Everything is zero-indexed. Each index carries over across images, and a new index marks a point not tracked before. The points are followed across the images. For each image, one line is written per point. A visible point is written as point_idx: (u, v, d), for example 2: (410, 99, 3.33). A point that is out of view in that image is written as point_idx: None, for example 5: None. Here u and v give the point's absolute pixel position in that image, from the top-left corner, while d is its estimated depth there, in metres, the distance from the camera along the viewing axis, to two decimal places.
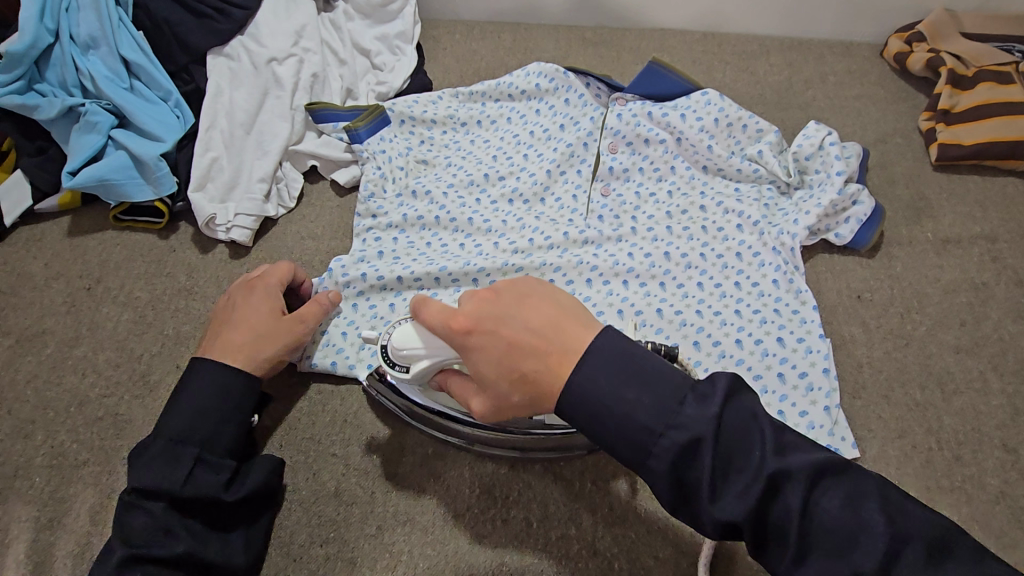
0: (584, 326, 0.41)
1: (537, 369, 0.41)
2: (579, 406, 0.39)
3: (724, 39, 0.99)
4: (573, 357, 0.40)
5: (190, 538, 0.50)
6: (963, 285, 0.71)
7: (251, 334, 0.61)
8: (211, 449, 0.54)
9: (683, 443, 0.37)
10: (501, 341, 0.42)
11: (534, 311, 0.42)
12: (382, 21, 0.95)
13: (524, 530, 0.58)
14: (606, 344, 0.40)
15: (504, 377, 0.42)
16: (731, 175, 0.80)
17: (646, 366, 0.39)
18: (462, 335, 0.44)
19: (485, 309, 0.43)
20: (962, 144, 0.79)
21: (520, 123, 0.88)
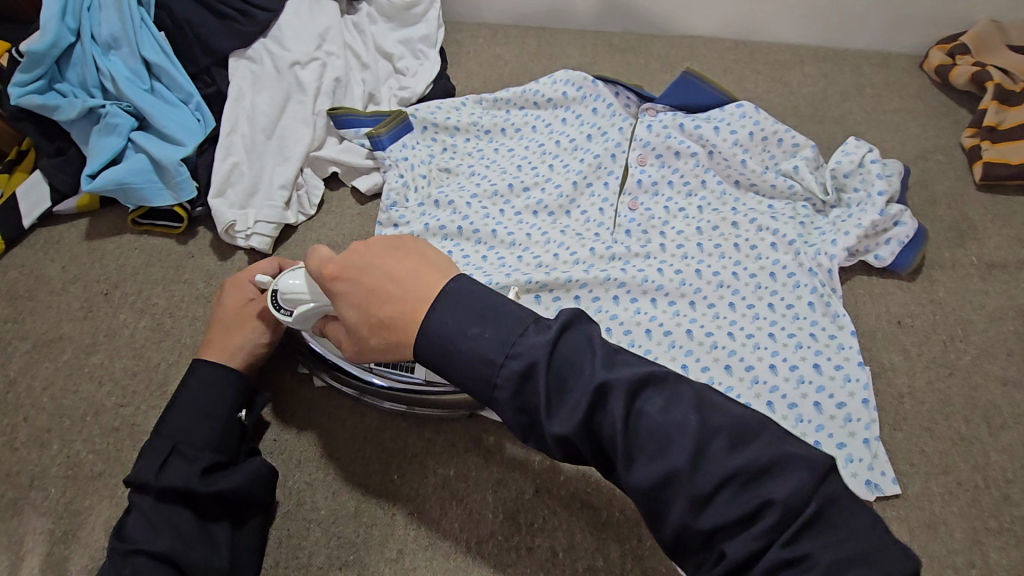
0: (439, 271, 0.43)
1: (394, 314, 0.42)
2: (434, 347, 0.41)
3: (756, 48, 0.97)
4: (424, 302, 0.41)
5: (172, 535, 0.49)
6: (1009, 312, 0.68)
7: (224, 330, 0.61)
8: (189, 442, 0.53)
9: (521, 370, 0.38)
10: (366, 288, 0.45)
11: (397, 260, 0.44)
12: (406, 24, 0.93)
13: (549, 559, 0.56)
14: (460, 288, 0.41)
15: (364, 322, 0.44)
16: (765, 190, 0.77)
17: (507, 311, 0.40)
18: (332, 282, 0.46)
19: (350, 257, 0.46)
20: (1010, 163, 0.76)
21: (545, 131, 0.85)
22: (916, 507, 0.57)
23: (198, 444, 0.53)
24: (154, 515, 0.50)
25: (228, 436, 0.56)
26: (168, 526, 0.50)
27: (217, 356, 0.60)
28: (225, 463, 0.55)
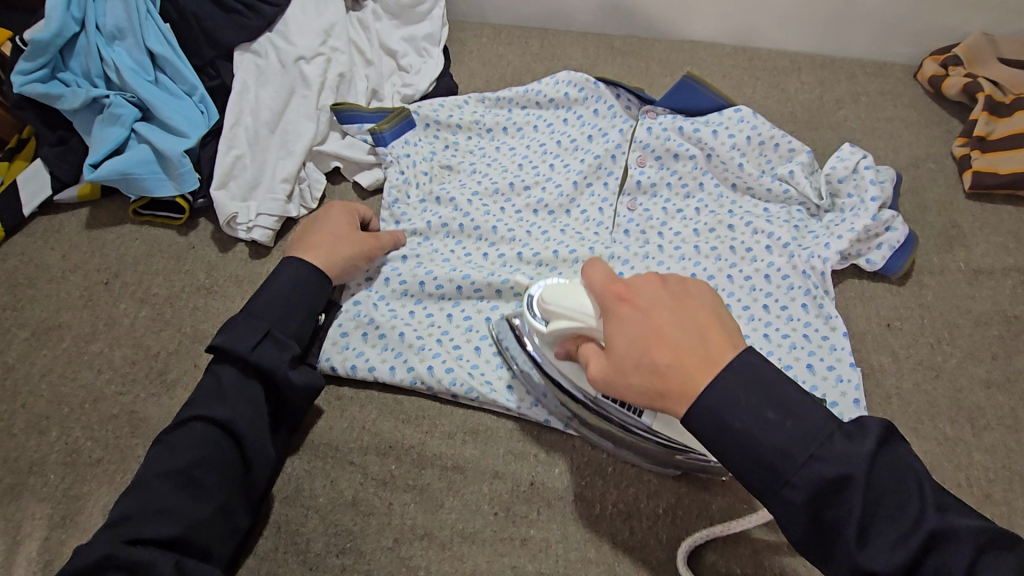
0: (731, 336, 0.42)
1: (677, 367, 0.41)
2: (708, 415, 0.41)
3: (755, 54, 0.98)
4: (707, 367, 0.41)
5: (245, 408, 0.55)
6: (994, 317, 0.70)
7: (330, 240, 0.67)
8: (275, 329, 0.59)
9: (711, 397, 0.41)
10: (650, 325, 0.43)
11: (690, 312, 0.43)
12: (410, 22, 0.93)
13: (544, 550, 0.57)
14: (749, 359, 0.41)
15: (636, 359, 0.43)
16: (761, 194, 0.79)
17: (771, 387, 0.41)
18: (617, 306, 0.45)
19: (648, 290, 0.45)
20: (998, 173, 0.78)
21: (547, 131, 0.86)
22: None
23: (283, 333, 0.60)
24: (233, 389, 0.56)
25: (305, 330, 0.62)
26: (244, 404, 0.55)
27: (323, 259, 0.65)
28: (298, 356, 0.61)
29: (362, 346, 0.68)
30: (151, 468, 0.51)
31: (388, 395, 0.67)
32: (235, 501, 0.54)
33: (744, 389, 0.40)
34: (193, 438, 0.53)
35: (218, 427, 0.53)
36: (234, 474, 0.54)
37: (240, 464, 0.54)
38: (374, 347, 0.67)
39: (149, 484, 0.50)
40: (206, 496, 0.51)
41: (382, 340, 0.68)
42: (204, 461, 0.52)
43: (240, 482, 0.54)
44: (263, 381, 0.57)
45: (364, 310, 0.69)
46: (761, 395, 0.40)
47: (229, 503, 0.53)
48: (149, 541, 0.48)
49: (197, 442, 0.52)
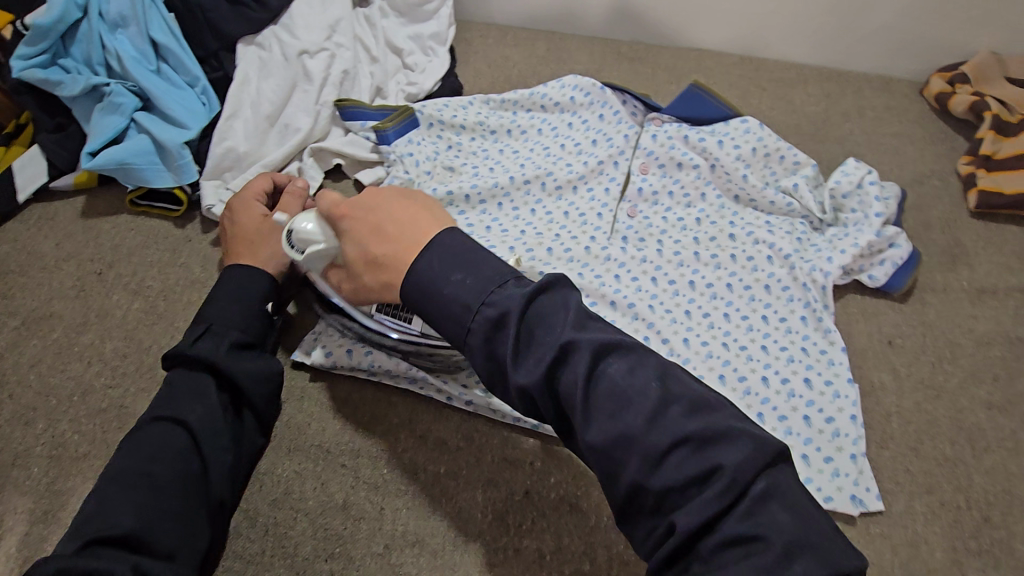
0: (435, 220, 0.47)
1: (386, 254, 0.46)
2: (417, 290, 0.43)
3: (762, 65, 0.98)
4: (415, 243, 0.45)
5: (191, 403, 0.54)
6: (997, 338, 0.69)
7: (249, 242, 0.67)
8: (220, 324, 0.59)
9: (494, 318, 0.40)
10: (368, 225, 0.49)
11: (405, 210, 0.49)
12: (417, 21, 0.93)
13: (536, 561, 0.56)
14: (449, 237, 0.44)
15: (361, 257, 0.49)
16: (764, 206, 0.78)
17: (493, 262, 0.43)
18: (341, 220, 0.52)
19: (363, 199, 0.51)
20: (1004, 194, 0.78)
21: (550, 135, 0.86)
22: (898, 524, 0.58)
23: (234, 329, 0.60)
24: (184, 387, 0.55)
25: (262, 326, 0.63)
26: (197, 396, 0.55)
27: (254, 262, 0.66)
28: (250, 347, 0.61)
29: None
30: (103, 477, 0.49)
31: (382, 397, 0.66)
32: (201, 500, 0.51)
33: (475, 264, 0.43)
34: (148, 440, 0.51)
35: (172, 423, 0.53)
36: (195, 471, 0.51)
37: (199, 457, 0.52)
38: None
39: (104, 489, 0.48)
40: (166, 493, 0.48)
41: None
42: (160, 460, 0.50)
43: (202, 479, 0.51)
44: (215, 375, 0.56)
45: None
46: (454, 263, 0.43)
47: (192, 503, 0.50)
48: (112, 540, 0.44)
49: (155, 442, 0.51)
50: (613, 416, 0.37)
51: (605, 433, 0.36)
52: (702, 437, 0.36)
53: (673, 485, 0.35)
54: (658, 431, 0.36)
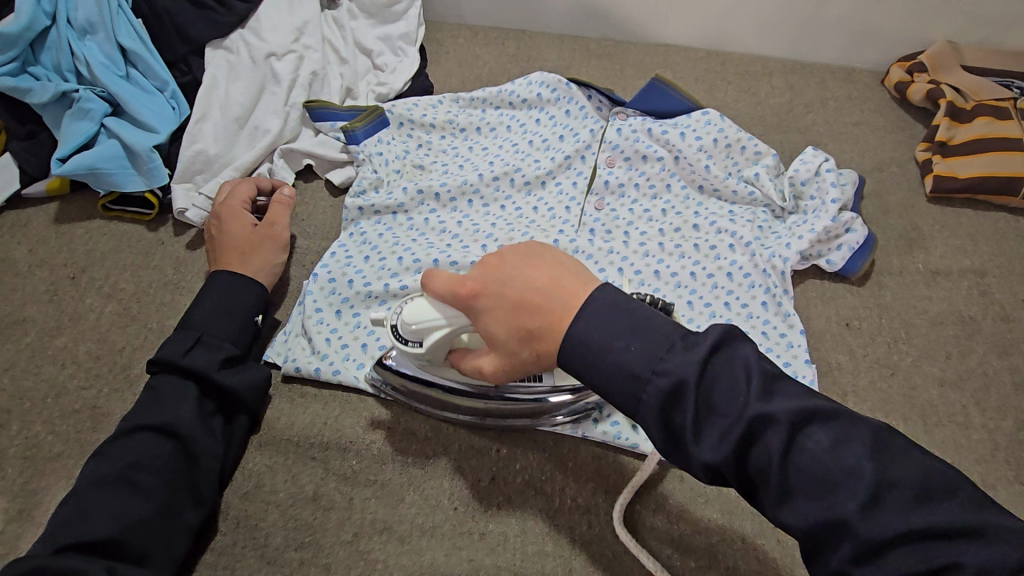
0: (583, 282, 0.45)
1: (540, 326, 0.45)
2: (575, 351, 0.43)
3: (727, 58, 1.00)
4: (568, 308, 0.44)
5: (175, 411, 0.56)
6: (950, 317, 0.71)
7: (241, 252, 0.68)
8: (210, 334, 0.61)
9: (667, 388, 0.40)
10: (507, 300, 0.46)
11: (555, 273, 0.46)
12: (386, 21, 0.94)
13: (502, 544, 0.57)
14: (604, 296, 0.43)
15: (512, 332, 0.46)
16: (727, 196, 0.80)
17: (619, 313, 0.42)
18: (481, 283, 0.48)
19: (490, 272, 0.48)
20: (958, 177, 0.80)
21: (519, 131, 0.87)
22: None
23: (224, 339, 0.62)
24: (170, 392, 0.57)
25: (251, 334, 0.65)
26: (182, 403, 0.56)
27: (243, 270, 0.67)
28: (239, 357, 0.62)
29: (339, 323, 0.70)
30: (87, 479, 0.52)
31: (352, 391, 0.67)
32: (180, 503, 0.53)
33: (613, 326, 0.42)
34: (132, 446, 0.53)
35: (158, 431, 0.54)
36: (176, 474, 0.54)
37: (182, 462, 0.54)
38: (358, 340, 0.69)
39: (87, 493, 0.50)
40: (147, 498, 0.51)
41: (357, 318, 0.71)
42: (143, 467, 0.52)
43: (184, 483, 0.54)
44: (201, 382, 0.58)
45: (340, 289, 0.72)
46: (617, 325, 0.42)
47: (173, 506, 0.53)
48: (88, 544, 0.48)
49: (139, 447, 0.53)
50: (727, 439, 0.38)
51: (720, 451, 0.38)
52: (842, 473, 0.36)
53: (799, 513, 0.37)
54: (785, 454, 0.37)
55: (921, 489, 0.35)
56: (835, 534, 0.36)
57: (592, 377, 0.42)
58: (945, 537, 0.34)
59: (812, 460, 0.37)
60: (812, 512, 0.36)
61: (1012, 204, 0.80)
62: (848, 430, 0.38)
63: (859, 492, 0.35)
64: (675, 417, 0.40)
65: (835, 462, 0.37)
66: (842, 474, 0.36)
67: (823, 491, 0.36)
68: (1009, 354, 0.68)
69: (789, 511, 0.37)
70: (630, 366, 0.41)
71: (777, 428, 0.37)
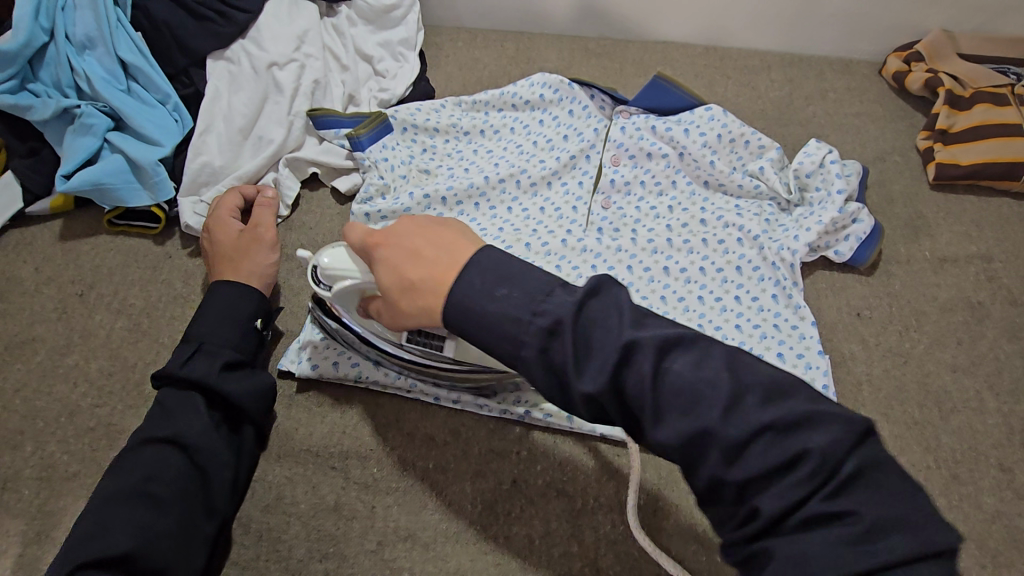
0: (474, 240, 0.44)
1: (423, 279, 0.43)
2: (458, 312, 0.41)
3: (725, 54, 1.00)
4: (454, 266, 0.42)
5: (182, 422, 0.55)
6: (959, 304, 0.72)
7: (232, 258, 0.67)
8: (211, 343, 0.60)
9: (548, 327, 0.38)
10: (403, 251, 0.46)
11: (436, 231, 0.45)
12: (385, 27, 0.94)
13: (526, 546, 0.57)
14: (490, 255, 0.42)
15: (398, 287, 0.45)
16: (733, 190, 0.80)
17: (511, 263, 0.41)
18: (374, 251, 0.48)
19: (397, 226, 0.47)
20: (960, 164, 0.81)
21: (523, 133, 0.87)
22: None
23: (227, 347, 0.60)
24: (177, 404, 0.57)
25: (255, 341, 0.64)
26: (189, 414, 0.56)
27: (238, 276, 0.66)
28: (243, 364, 0.61)
29: None
30: (100, 496, 0.52)
31: (369, 399, 0.67)
32: (197, 514, 0.53)
33: (488, 276, 0.41)
34: (144, 459, 0.53)
35: (166, 443, 0.54)
36: (191, 486, 0.53)
37: (194, 473, 0.54)
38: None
39: (100, 509, 0.50)
40: (162, 510, 0.51)
41: None
42: (155, 479, 0.52)
43: (198, 494, 0.54)
44: (206, 391, 0.58)
45: None
46: (494, 277, 0.41)
47: (189, 516, 0.52)
48: (106, 560, 0.47)
49: (151, 464, 0.53)
50: (627, 375, 0.37)
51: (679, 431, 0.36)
52: (709, 386, 0.36)
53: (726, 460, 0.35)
54: (656, 376, 0.37)
55: (768, 390, 0.36)
56: (706, 442, 0.35)
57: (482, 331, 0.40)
58: (787, 431, 0.34)
59: (681, 377, 0.37)
60: (684, 425, 0.36)
61: (1014, 189, 0.81)
62: (707, 351, 0.38)
63: (722, 400, 0.36)
64: (555, 353, 0.38)
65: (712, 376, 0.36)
66: (706, 389, 0.36)
67: (690, 407, 0.36)
68: (1018, 338, 0.69)
69: (663, 429, 0.36)
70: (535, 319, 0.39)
71: (645, 353, 0.37)
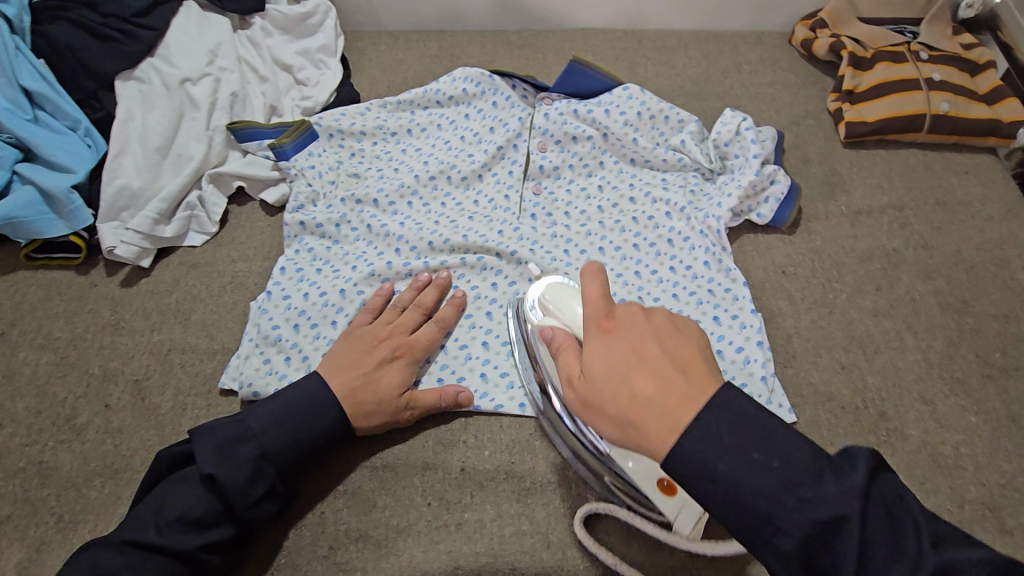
0: (711, 371, 0.39)
1: (653, 398, 0.38)
2: (683, 462, 0.37)
3: (644, 36, 1.03)
4: (690, 401, 0.38)
5: (216, 538, 0.53)
6: (876, 253, 0.75)
7: (361, 407, 0.59)
8: (285, 479, 0.56)
9: (823, 521, 0.34)
10: (634, 351, 0.40)
11: (675, 342, 0.41)
12: (302, 35, 0.93)
13: (478, 531, 0.58)
14: (730, 402, 0.37)
15: (614, 386, 0.40)
16: (658, 165, 0.82)
17: (753, 411, 0.37)
18: (600, 330, 0.43)
19: (632, 310, 0.42)
20: (867, 121, 0.85)
21: (450, 128, 0.88)
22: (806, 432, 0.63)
23: (264, 453, 0.55)
24: (213, 520, 0.52)
25: (312, 451, 0.57)
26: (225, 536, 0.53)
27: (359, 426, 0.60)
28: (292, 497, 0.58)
29: (297, 338, 0.70)
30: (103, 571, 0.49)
31: None
32: None
33: (730, 425, 0.37)
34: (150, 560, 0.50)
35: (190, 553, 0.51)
36: None
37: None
38: (316, 351, 0.69)
39: None
40: None
41: (314, 329, 0.70)
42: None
43: None
44: (252, 523, 0.54)
45: (294, 303, 0.72)
46: (741, 435, 0.36)
47: None
48: None
49: (128, 523, 0.52)
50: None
51: None
52: None
53: None
54: None
55: None
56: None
57: (717, 497, 0.36)
58: None
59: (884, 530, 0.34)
60: None
61: (919, 139, 0.85)
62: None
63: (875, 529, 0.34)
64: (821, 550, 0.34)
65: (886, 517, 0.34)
66: None
67: None
68: (931, 278, 0.73)
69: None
70: (790, 502, 0.34)
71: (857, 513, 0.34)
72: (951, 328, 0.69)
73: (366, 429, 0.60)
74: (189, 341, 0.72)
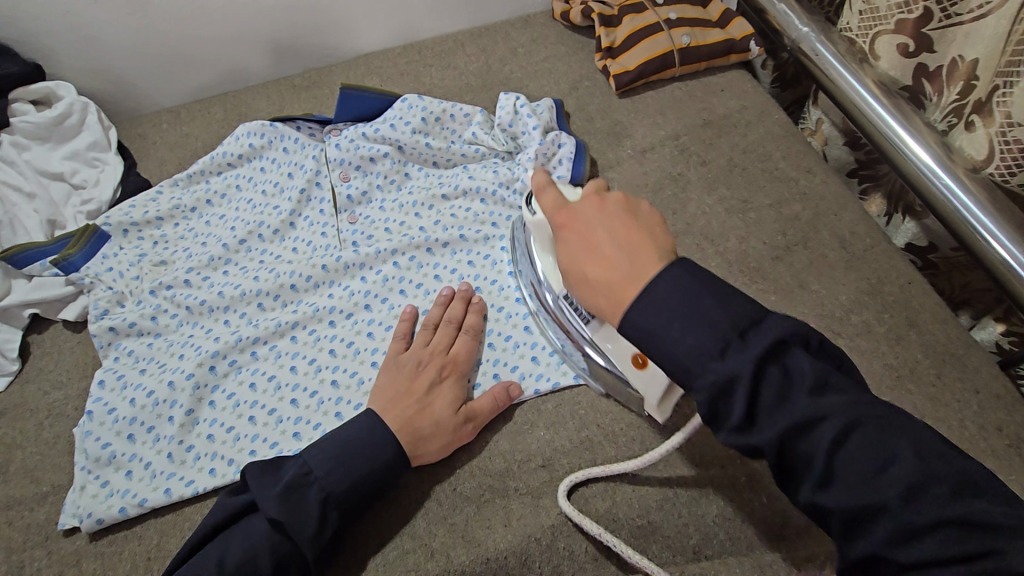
0: (659, 259, 0.46)
1: (597, 273, 0.48)
2: (635, 327, 0.43)
3: (423, 45, 1.06)
4: (636, 275, 0.45)
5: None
6: (665, 181, 0.83)
7: (419, 434, 0.60)
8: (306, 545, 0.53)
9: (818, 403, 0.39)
10: (585, 244, 0.50)
11: (628, 230, 0.49)
12: (66, 140, 0.89)
13: (362, 567, 0.58)
14: (680, 271, 0.43)
15: (573, 270, 0.51)
16: (460, 161, 0.86)
17: (699, 289, 0.42)
18: (560, 230, 0.54)
19: (588, 212, 0.52)
20: (630, 69, 0.92)
21: (249, 187, 0.86)
22: None
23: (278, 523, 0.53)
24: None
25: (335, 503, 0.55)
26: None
27: (426, 455, 0.60)
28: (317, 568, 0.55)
29: (136, 448, 0.66)
30: None
31: (173, 511, 0.63)
32: None
33: (682, 300, 0.42)
34: None
35: None
36: None
37: None
38: (160, 454, 0.65)
39: None
40: None
41: (151, 433, 0.66)
42: None
43: None
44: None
45: (122, 413, 0.67)
46: (686, 308, 0.42)
47: None
48: None
49: None
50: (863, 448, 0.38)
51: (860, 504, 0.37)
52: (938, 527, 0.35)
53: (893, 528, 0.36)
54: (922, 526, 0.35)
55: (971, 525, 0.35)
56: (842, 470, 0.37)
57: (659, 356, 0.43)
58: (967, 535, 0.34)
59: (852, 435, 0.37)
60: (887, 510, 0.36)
61: (676, 73, 0.94)
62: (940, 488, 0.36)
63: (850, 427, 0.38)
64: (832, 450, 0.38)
65: (689, 303, 0.42)
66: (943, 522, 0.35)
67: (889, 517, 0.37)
68: (714, 189, 0.81)
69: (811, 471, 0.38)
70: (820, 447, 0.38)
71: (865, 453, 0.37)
72: (739, 227, 0.77)
73: (424, 455, 0.60)
74: (12, 495, 0.65)
